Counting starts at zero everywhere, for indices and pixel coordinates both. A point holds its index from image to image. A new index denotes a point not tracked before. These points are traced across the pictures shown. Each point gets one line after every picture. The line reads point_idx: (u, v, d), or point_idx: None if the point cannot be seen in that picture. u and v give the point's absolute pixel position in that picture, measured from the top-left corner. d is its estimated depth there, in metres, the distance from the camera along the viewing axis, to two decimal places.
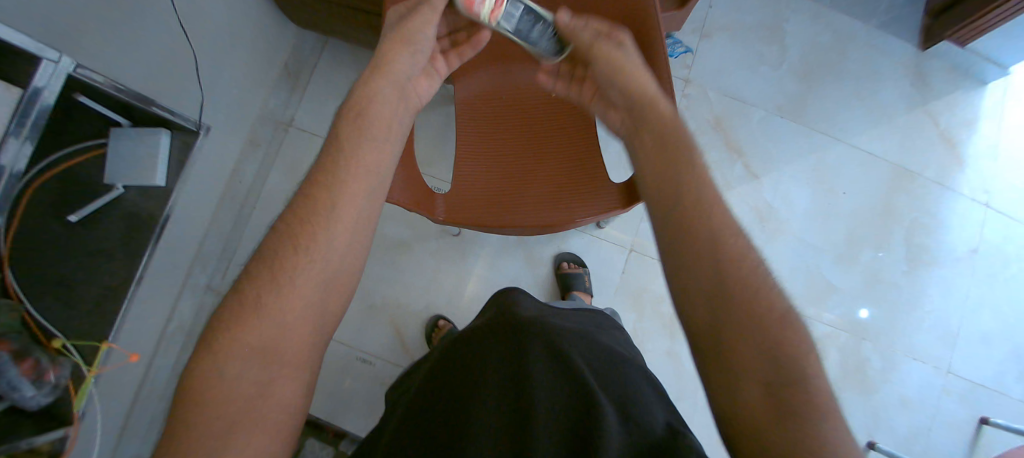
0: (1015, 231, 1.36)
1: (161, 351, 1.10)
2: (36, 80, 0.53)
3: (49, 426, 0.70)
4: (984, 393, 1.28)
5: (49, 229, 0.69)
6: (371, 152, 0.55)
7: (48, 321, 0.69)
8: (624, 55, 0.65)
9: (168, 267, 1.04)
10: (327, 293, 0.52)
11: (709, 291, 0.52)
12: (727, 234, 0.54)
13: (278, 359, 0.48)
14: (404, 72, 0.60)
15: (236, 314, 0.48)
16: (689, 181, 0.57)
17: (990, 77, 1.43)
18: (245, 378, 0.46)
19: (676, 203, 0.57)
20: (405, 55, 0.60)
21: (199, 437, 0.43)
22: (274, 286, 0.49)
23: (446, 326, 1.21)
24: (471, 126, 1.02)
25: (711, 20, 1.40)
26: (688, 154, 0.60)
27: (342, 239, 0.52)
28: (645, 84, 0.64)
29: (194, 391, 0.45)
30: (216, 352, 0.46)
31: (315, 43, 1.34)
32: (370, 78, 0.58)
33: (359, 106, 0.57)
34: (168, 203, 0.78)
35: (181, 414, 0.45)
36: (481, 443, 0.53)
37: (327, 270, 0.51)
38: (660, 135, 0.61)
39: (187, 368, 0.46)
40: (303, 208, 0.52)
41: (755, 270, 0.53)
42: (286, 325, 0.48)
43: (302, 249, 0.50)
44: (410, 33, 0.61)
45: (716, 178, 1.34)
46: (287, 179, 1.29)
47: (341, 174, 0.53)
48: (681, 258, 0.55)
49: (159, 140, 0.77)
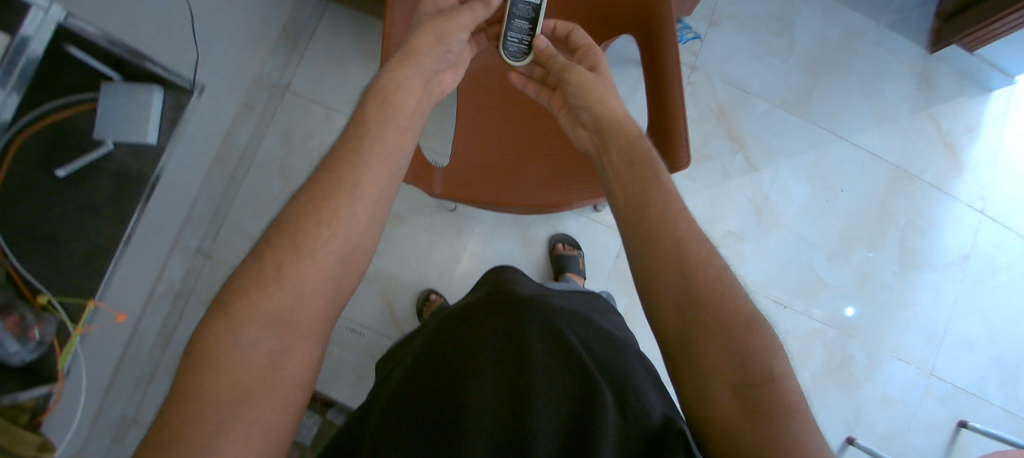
0: (1006, 240, 1.38)
1: (148, 313, 1.09)
2: (25, 28, 0.51)
3: (35, 382, 0.69)
4: (964, 397, 1.31)
5: (37, 182, 0.67)
6: (394, 135, 0.57)
7: (36, 277, 0.68)
8: (600, 81, 0.67)
9: (159, 228, 1.01)
10: (344, 268, 0.52)
11: (678, 295, 0.52)
12: (692, 242, 0.55)
13: (292, 329, 0.49)
14: (432, 65, 0.63)
15: (256, 281, 0.48)
16: (654, 196, 0.58)
17: (995, 85, 1.42)
18: (260, 346, 0.47)
19: (641, 216, 0.57)
20: (436, 51, 0.63)
21: (209, 403, 0.43)
22: (295, 256, 0.49)
23: (437, 300, 1.21)
24: (471, 101, 0.98)
25: (723, 7, 1.37)
26: (651, 168, 0.60)
27: (362, 217, 0.53)
28: (612, 105, 0.65)
29: (207, 356, 0.45)
30: (233, 317, 0.46)
31: (314, 6, 1.28)
32: (396, 66, 0.60)
33: (387, 90, 0.58)
34: (159, 163, 0.75)
35: (193, 378, 0.44)
36: (478, 422, 0.54)
37: (346, 246, 0.52)
38: (629, 152, 0.61)
39: (200, 332, 0.46)
40: (325, 181, 0.53)
41: (719, 273, 0.53)
42: (304, 296, 0.49)
43: (324, 223, 0.51)
44: (445, 32, 0.63)
45: (715, 168, 1.33)
46: (282, 144, 1.26)
47: (365, 156, 0.54)
48: (647, 263, 0.55)
49: (152, 100, 0.73)
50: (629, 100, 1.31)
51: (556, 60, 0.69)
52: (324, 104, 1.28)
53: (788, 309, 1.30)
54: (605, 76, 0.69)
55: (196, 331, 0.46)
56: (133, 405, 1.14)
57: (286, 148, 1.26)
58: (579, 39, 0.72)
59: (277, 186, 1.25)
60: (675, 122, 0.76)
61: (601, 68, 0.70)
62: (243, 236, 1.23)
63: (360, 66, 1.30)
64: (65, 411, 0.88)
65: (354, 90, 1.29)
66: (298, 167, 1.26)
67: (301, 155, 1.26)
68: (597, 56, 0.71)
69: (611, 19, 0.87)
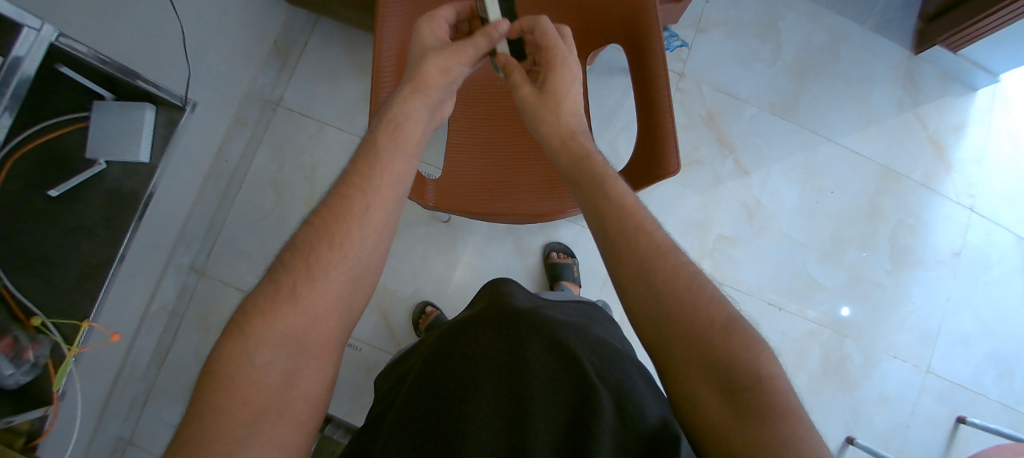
0: (997, 236, 1.39)
1: (142, 332, 1.09)
2: (16, 49, 0.52)
3: (27, 404, 0.68)
4: (961, 393, 1.32)
5: (29, 203, 0.66)
6: (400, 162, 0.58)
7: (30, 298, 0.66)
8: (542, 103, 0.66)
9: (150, 246, 1.01)
10: (355, 289, 0.53)
11: (651, 310, 0.53)
12: (656, 255, 0.55)
13: (305, 349, 0.49)
14: (438, 96, 0.64)
15: (270, 303, 0.49)
16: (610, 216, 0.58)
17: (980, 84, 1.44)
18: (275, 366, 0.47)
19: (603, 232, 0.58)
20: (444, 82, 0.64)
21: (225, 422, 0.43)
22: (308, 278, 0.50)
23: (433, 312, 1.20)
24: (465, 112, 0.99)
25: (708, 15, 1.39)
26: (605, 187, 0.61)
27: (373, 238, 0.54)
28: (567, 120, 0.66)
29: (225, 376, 0.45)
30: (249, 337, 0.47)
31: (305, 21, 1.29)
32: (407, 96, 0.62)
33: (398, 120, 0.60)
34: (151, 182, 0.76)
35: (209, 398, 0.45)
36: (477, 433, 0.54)
37: (357, 267, 0.53)
38: (579, 173, 0.63)
39: (217, 352, 0.46)
40: (337, 206, 0.54)
41: (690, 281, 0.54)
42: (317, 317, 0.50)
43: (335, 245, 0.52)
44: (450, 65, 0.64)
45: (705, 173, 1.34)
46: (273, 160, 1.26)
47: (374, 182, 0.55)
48: (618, 281, 0.56)
49: (142, 116, 0.74)
50: (620, 109, 1.33)
51: (510, 78, 0.70)
52: (315, 119, 1.29)
53: (783, 311, 1.30)
54: (555, 92, 0.66)
55: (214, 351, 0.46)
56: (126, 424, 1.13)
57: (278, 163, 1.26)
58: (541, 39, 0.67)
59: (269, 203, 1.25)
60: (666, 130, 0.77)
61: (553, 82, 0.67)
62: (236, 251, 1.22)
63: (351, 79, 1.31)
64: (60, 432, 0.88)
65: (346, 104, 1.30)
66: (290, 182, 1.26)
67: (294, 170, 1.26)
68: (558, 63, 0.66)
69: (599, 25, 0.87)
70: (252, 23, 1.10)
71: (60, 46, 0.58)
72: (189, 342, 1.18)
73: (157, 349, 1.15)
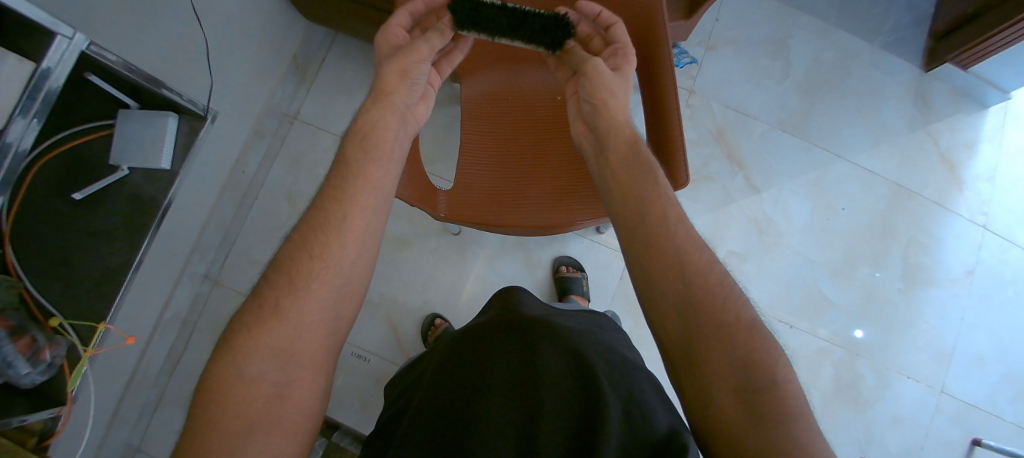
0: (1011, 254, 1.37)
1: (156, 338, 1.10)
2: (48, 58, 0.53)
3: (43, 404, 0.68)
4: (977, 414, 1.28)
5: (52, 205, 0.68)
6: (377, 170, 0.59)
7: (48, 300, 0.68)
8: (613, 81, 0.68)
9: (167, 254, 1.03)
10: (340, 297, 0.54)
11: (678, 305, 0.53)
12: (692, 250, 0.55)
13: (294, 360, 0.50)
14: (404, 101, 0.65)
15: (255, 319, 0.50)
16: (651, 201, 0.59)
17: (991, 102, 1.43)
18: (265, 378, 0.48)
19: (639, 224, 0.58)
20: (403, 86, 0.65)
21: (220, 435, 0.45)
22: (291, 291, 0.51)
23: (441, 325, 1.21)
24: (474, 123, 1.01)
25: (717, 33, 1.41)
26: (651, 176, 0.61)
27: (353, 246, 0.55)
28: (615, 113, 0.67)
29: (216, 391, 0.47)
30: (238, 351, 0.48)
31: (323, 38, 1.34)
32: (369, 107, 0.63)
33: (364, 130, 0.61)
34: (171, 190, 0.78)
35: (205, 414, 0.46)
36: (490, 441, 0.54)
37: (342, 276, 0.54)
38: (624, 163, 0.63)
39: (209, 369, 0.48)
40: (316, 219, 0.55)
41: (720, 280, 0.54)
42: (303, 327, 0.51)
43: (316, 256, 0.53)
44: (408, 68, 0.65)
45: (716, 189, 1.35)
46: (290, 172, 1.29)
47: (350, 191, 0.57)
48: (647, 271, 0.56)
49: (166, 124, 0.76)
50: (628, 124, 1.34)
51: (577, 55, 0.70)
52: (331, 132, 1.31)
53: (794, 329, 1.29)
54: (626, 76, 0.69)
55: (206, 368, 0.48)
56: (134, 432, 1.14)
57: (293, 175, 1.29)
58: (616, 36, 0.71)
59: (284, 214, 1.27)
60: (675, 142, 0.77)
61: (626, 69, 0.70)
62: (250, 261, 1.25)
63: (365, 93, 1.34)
64: (71, 435, 0.88)
65: None
66: (304, 193, 1.28)
67: (308, 182, 1.29)
68: (625, 54, 0.70)
69: None
70: (271, 38, 1.14)
71: (91, 55, 0.60)
72: (201, 350, 1.19)
73: (169, 356, 1.17)
